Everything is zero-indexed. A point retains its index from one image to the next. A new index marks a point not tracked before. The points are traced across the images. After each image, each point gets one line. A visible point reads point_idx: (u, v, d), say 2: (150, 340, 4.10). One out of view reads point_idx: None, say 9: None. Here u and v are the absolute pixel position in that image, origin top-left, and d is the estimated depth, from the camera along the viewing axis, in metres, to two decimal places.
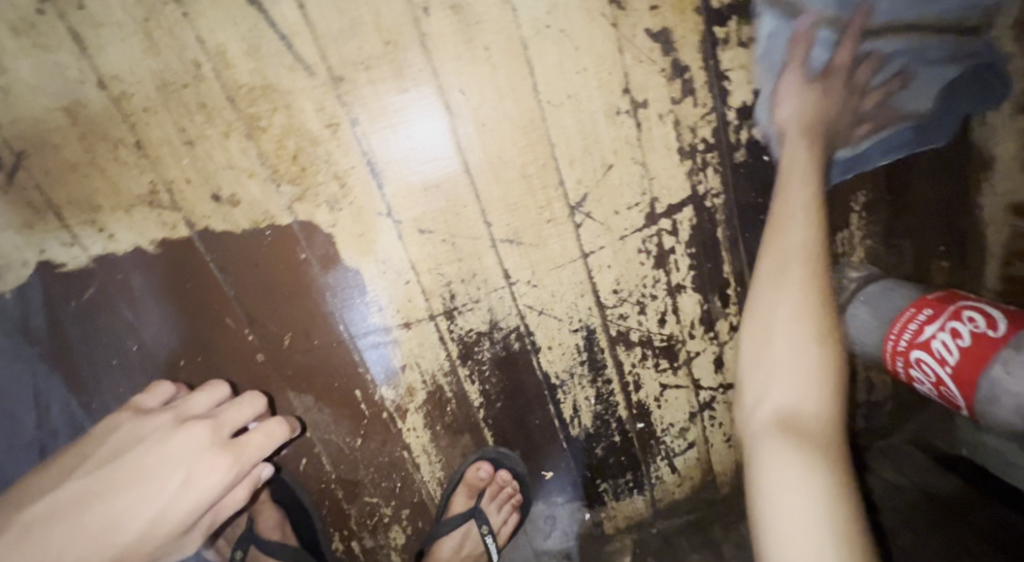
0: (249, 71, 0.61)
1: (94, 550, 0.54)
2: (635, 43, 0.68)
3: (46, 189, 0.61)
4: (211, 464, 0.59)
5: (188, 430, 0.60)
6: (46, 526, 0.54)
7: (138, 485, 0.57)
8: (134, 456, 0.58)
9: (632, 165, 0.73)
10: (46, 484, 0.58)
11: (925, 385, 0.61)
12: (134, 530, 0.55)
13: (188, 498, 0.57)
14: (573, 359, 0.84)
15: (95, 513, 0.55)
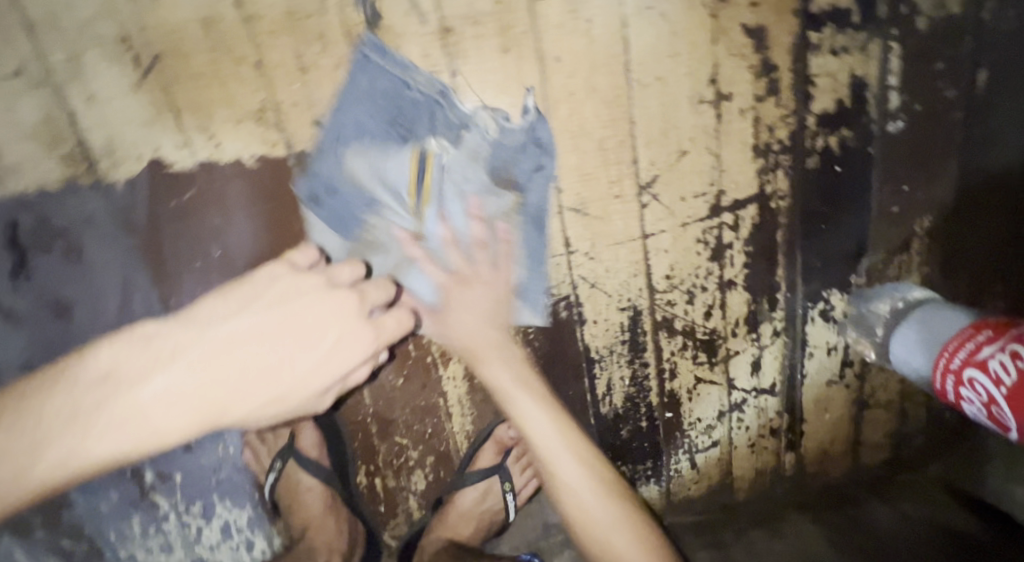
0: (370, 10, 0.65)
1: (267, 381, 0.68)
2: (729, 38, 0.71)
3: (168, 92, 0.66)
4: (359, 335, 0.71)
5: (341, 296, 0.70)
6: (233, 349, 0.67)
7: (303, 338, 0.69)
8: (300, 309, 0.69)
9: (705, 155, 0.75)
10: (228, 307, 0.69)
11: (975, 405, 0.62)
12: (295, 374, 0.69)
13: (338, 359, 0.70)
14: (615, 337, 0.86)
15: (268, 350, 0.68)
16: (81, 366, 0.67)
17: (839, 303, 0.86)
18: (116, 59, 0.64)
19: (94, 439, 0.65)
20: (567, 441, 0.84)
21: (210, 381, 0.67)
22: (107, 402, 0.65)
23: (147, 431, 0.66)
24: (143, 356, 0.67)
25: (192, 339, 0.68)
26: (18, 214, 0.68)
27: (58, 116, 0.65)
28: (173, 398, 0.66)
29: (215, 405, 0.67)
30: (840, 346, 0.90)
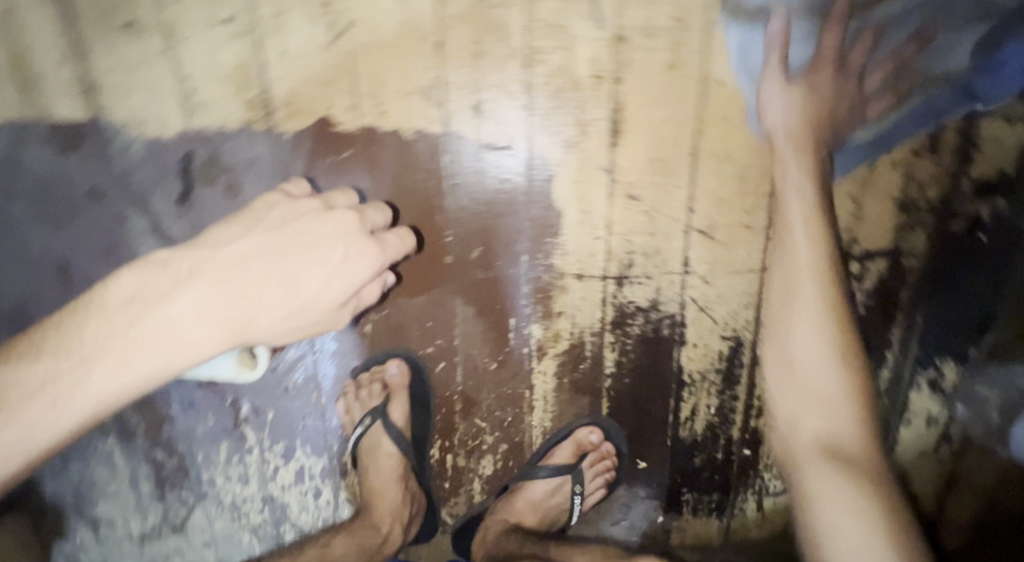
0: (553, 9, 0.68)
1: (283, 299, 0.69)
2: (898, 89, 0.72)
3: (352, 58, 0.71)
4: (364, 252, 0.72)
5: (339, 216, 0.70)
6: (242, 265, 0.68)
7: (309, 256, 0.69)
8: (301, 230, 0.69)
9: (846, 200, 0.76)
10: (235, 227, 0.70)
11: None
12: (309, 290, 0.70)
13: (344, 277, 0.71)
14: (710, 363, 0.86)
15: (279, 268, 0.69)
16: (102, 294, 0.68)
17: (949, 373, 0.83)
18: (314, 22, 0.69)
19: (66, 395, 0.65)
20: (810, 227, 0.76)
21: (218, 307, 0.67)
22: (111, 338, 0.66)
23: (160, 354, 0.67)
24: (160, 279, 0.67)
25: (202, 262, 0.68)
26: (198, 146, 0.75)
27: (252, 64, 0.71)
28: (191, 316, 0.67)
29: (232, 320, 0.68)
30: (941, 419, 0.85)
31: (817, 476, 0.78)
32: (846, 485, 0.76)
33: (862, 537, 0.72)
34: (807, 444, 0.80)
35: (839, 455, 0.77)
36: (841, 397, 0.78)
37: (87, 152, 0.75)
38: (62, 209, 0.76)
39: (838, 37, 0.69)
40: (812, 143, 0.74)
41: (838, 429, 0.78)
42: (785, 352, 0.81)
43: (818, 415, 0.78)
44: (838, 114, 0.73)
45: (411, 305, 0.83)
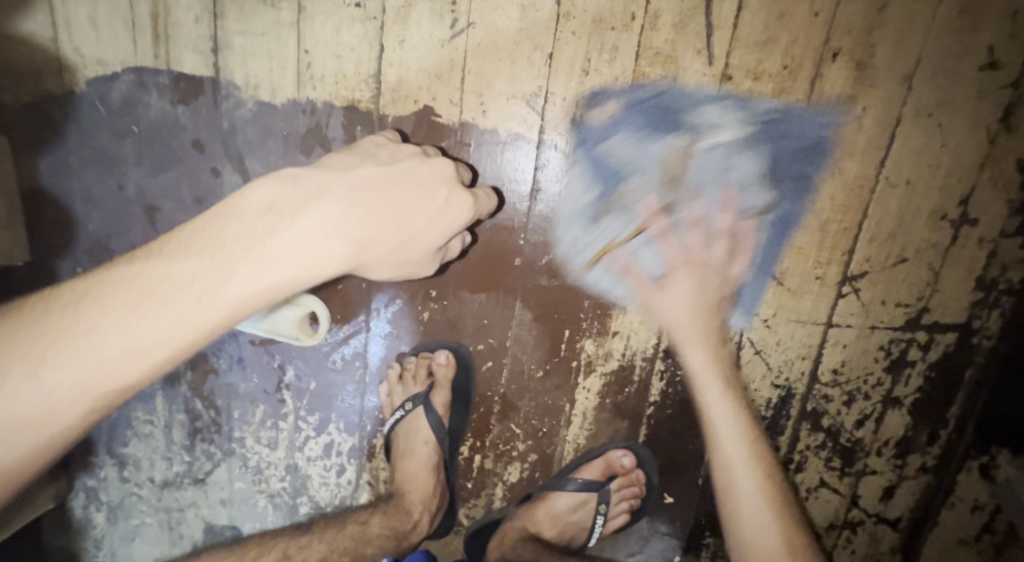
0: (666, 39, 0.71)
1: (390, 231, 0.62)
2: (996, 168, 0.72)
3: (467, 56, 0.74)
4: (458, 196, 0.66)
5: (437, 163, 0.67)
6: (359, 189, 0.61)
7: (419, 193, 0.64)
8: (409, 170, 0.65)
9: (924, 268, 0.76)
10: (347, 163, 0.65)
11: None
12: (421, 226, 0.64)
13: (447, 219, 0.65)
14: (757, 410, 0.85)
15: (394, 200, 0.62)
16: (234, 203, 0.60)
17: (1006, 465, 0.81)
18: (439, 18, 0.73)
19: (195, 297, 0.57)
20: (530, 264, 0.81)
21: (340, 229, 0.59)
22: (248, 253, 0.58)
23: (287, 271, 0.58)
24: (289, 192, 0.60)
25: (326, 180, 0.61)
26: (302, 116, 0.78)
27: (372, 48, 0.75)
28: (321, 234, 0.59)
29: (358, 243, 0.60)
30: (988, 509, 0.84)
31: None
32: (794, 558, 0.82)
33: None
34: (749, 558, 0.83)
35: None
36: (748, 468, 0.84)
37: (199, 106, 0.79)
38: (166, 155, 0.81)
39: (941, 110, 0.71)
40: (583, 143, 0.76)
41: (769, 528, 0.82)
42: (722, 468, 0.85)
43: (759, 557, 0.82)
44: (929, 188, 0.73)
45: (471, 301, 0.83)
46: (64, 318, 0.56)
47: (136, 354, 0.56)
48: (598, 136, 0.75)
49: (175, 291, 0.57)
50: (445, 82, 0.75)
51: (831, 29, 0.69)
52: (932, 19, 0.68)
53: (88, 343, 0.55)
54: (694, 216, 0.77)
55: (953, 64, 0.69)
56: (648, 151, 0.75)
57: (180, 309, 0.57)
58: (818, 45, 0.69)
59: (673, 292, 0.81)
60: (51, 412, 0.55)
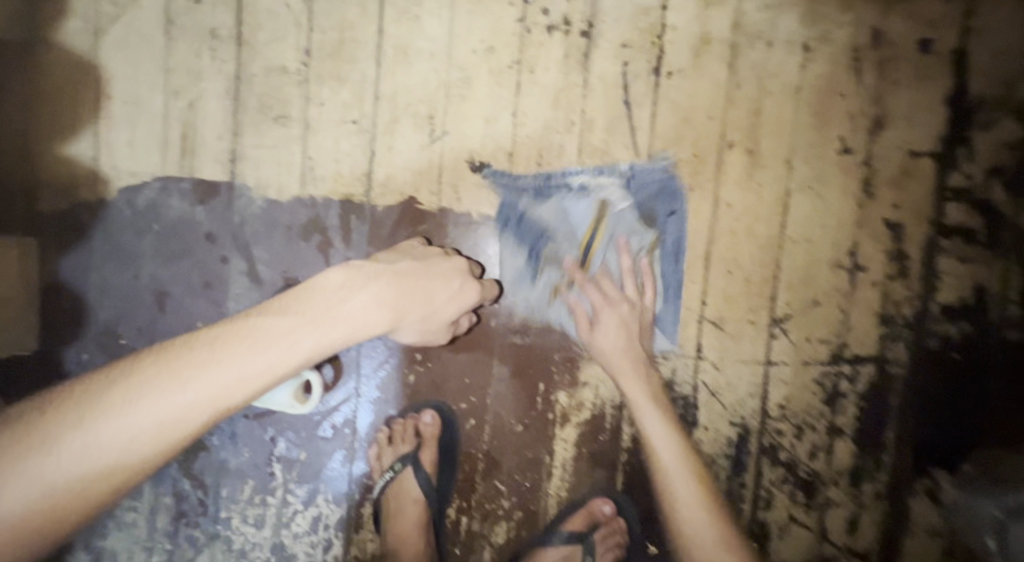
0: (600, 138, 0.90)
1: (427, 315, 0.81)
2: (872, 224, 0.90)
3: (443, 157, 0.91)
4: (467, 288, 0.83)
5: (453, 259, 0.84)
6: (400, 277, 0.79)
7: (440, 279, 0.81)
8: (432, 263, 0.83)
9: (836, 308, 0.90)
10: (389, 257, 0.83)
11: None
12: (444, 305, 0.81)
13: (459, 299, 0.83)
14: (721, 449, 0.93)
15: (423, 285, 0.80)
16: (315, 282, 0.76)
17: (946, 485, 0.91)
18: (419, 129, 0.91)
19: (277, 349, 0.70)
20: (508, 325, 0.93)
21: (387, 305, 0.76)
22: (332, 313, 0.73)
23: (347, 330, 0.74)
24: (353, 274, 0.77)
25: (379, 270, 0.78)
26: (304, 210, 0.92)
27: (365, 153, 0.91)
28: (373, 303, 0.75)
29: (398, 308, 0.77)
30: (942, 532, 0.91)
31: None
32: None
33: None
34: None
35: None
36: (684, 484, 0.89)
37: (214, 206, 0.92)
38: (180, 248, 0.93)
39: (820, 181, 0.89)
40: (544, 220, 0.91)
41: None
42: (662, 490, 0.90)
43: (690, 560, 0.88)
44: (825, 242, 0.90)
45: (454, 362, 0.93)
46: (167, 362, 0.68)
47: (248, 384, 0.69)
48: (519, 221, 0.91)
49: (271, 340, 0.71)
50: (424, 177, 0.91)
51: (725, 125, 0.89)
52: (799, 115, 0.88)
53: (183, 374, 0.67)
54: (626, 264, 0.91)
55: (822, 147, 0.89)
56: (562, 223, 0.91)
57: (264, 352, 0.70)
58: (717, 137, 0.89)
59: (607, 328, 0.90)
60: (159, 435, 0.66)
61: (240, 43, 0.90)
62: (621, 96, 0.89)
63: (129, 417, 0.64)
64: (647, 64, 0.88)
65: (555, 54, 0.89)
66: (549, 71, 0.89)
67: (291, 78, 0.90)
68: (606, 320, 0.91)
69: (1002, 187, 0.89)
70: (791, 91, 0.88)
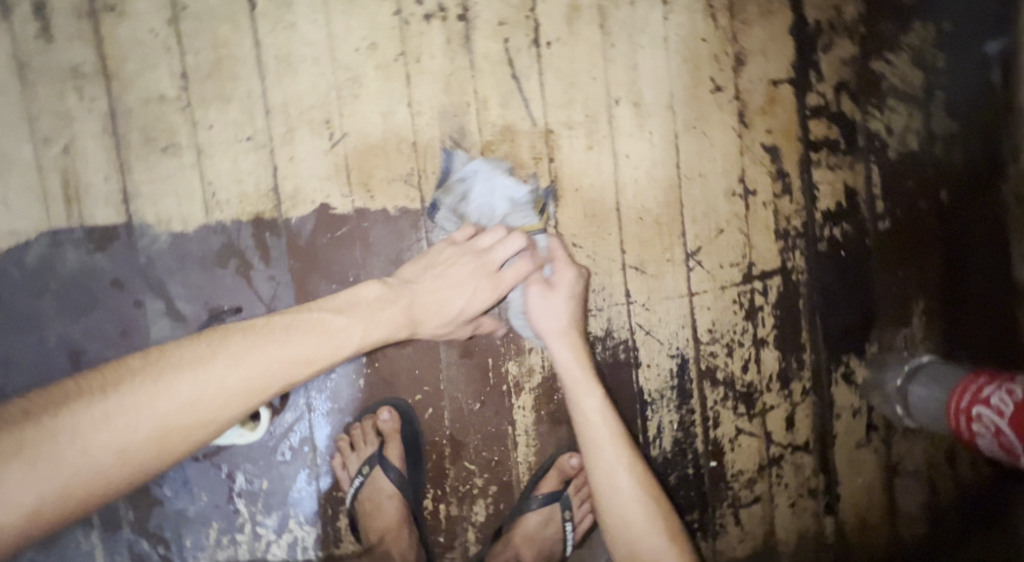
0: (496, 115, 0.93)
1: (434, 315, 0.83)
2: (753, 151, 0.99)
3: (348, 159, 0.91)
4: (483, 290, 0.84)
5: (467, 261, 0.84)
6: (416, 288, 0.82)
7: (455, 287, 0.83)
8: (451, 268, 0.84)
9: (738, 232, 0.99)
10: (407, 271, 0.84)
11: (987, 436, 0.82)
12: (456, 312, 0.84)
13: (472, 305, 0.84)
14: (665, 382, 0.99)
15: (441, 296, 0.83)
16: (353, 291, 0.79)
17: (857, 367, 1.03)
18: (317, 134, 0.90)
19: (332, 341, 0.74)
20: None
21: (412, 317, 0.81)
22: (377, 315, 0.78)
23: (383, 332, 0.78)
24: (383, 286, 0.81)
25: (410, 283, 0.82)
26: (215, 236, 0.90)
27: (266, 168, 0.90)
28: (404, 309, 0.80)
29: (417, 317, 0.82)
30: (863, 410, 1.03)
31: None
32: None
33: None
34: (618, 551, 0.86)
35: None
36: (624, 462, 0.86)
37: (115, 249, 0.88)
38: (86, 300, 0.87)
39: (701, 120, 0.97)
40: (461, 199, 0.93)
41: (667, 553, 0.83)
42: (600, 469, 0.86)
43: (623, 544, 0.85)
44: (715, 174, 0.98)
45: (400, 356, 0.94)
46: (270, 336, 0.71)
47: (309, 364, 0.72)
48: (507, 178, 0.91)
49: (328, 331, 0.74)
50: (333, 181, 0.91)
51: (608, 83, 0.95)
52: (670, 63, 0.96)
53: (265, 352, 0.69)
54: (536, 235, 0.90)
55: (696, 89, 0.97)
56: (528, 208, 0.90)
57: (324, 341, 0.73)
58: (603, 95, 0.95)
59: (563, 286, 0.88)
60: (232, 401, 0.66)
61: (108, 77, 0.86)
62: (508, 71, 0.93)
63: (204, 373, 0.65)
64: (525, 37, 0.93)
65: (437, 40, 0.91)
66: (435, 58, 0.91)
67: (172, 104, 0.87)
68: (578, 289, 0.90)
69: (849, 100, 1.01)
70: (660, 43, 0.95)
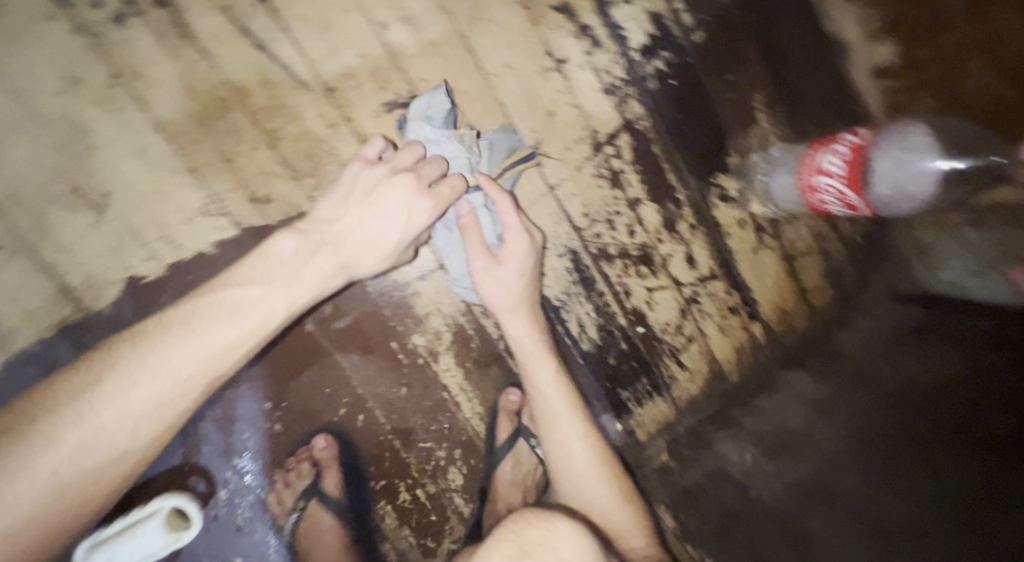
0: (263, 96, 0.80)
1: (371, 251, 0.73)
2: (545, 17, 0.91)
3: (129, 218, 0.79)
4: (420, 206, 0.74)
5: (400, 179, 0.73)
6: (349, 232, 0.72)
7: (385, 215, 0.73)
8: (383, 195, 0.73)
9: (568, 107, 0.94)
10: (332, 208, 0.73)
11: (833, 201, 0.88)
12: (393, 241, 0.74)
13: (411, 223, 0.73)
14: (567, 280, 0.99)
15: (375, 226, 0.73)
16: (266, 249, 0.69)
17: (727, 183, 1.04)
18: (75, 209, 0.77)
19: (248, 321, 0.64)
20: (326, 321, 0.87)
21: (343, 266, 0.72)
22: (298, 277, 0.68)
23: (312, 293, 0.69)
24: (306, 239, 0.70)
25: (335, 233, 0.72)
26: (30, 364, 0.77)
27: (40, 272, 0.77)
28: (331, 261, 0.71)
29: (346, 266, 0.71)
30: (747, 218, 1.06)
31: (561, 457, 0.89)
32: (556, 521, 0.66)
33: (621, 473, 0.91)
34: (547, 446, 0.91)
35: (566, 453, 0.89)
36: (545, 361, 0.89)
37: None
38: None
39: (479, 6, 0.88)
40: (279, 204, 0.83)
41: (611, 514, 0.86)
42: (527, 374, 0.89)
43: (552, 439, 0.90)
44: (518, 59, 0.91)
45: (301, 385, 0.88)
46: (174, 339, 0.61)
47: (232, 353, 0.63)
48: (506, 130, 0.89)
49: (244, 309, 0.64)
50: (126, 249, 0.79)
51: (365, 9, 0.83)
52: None
53: (171, 360, 0.60)
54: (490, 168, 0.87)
55: None
56: (497, 159, 0.88)
57: (243, 320, 0.64)
58: (366, 25, 0.83)
59: (512, 260, 0.83)
60: (151, 420, 0.59)
61: None
62: (247, 41, 0.79)
63: (123, 385, 0.58)
64: None
65: (147, 43, 0.76)
66: (158, 66, 0.77)
67: None
68: (528, 264, 0.85)
69: None
70: None
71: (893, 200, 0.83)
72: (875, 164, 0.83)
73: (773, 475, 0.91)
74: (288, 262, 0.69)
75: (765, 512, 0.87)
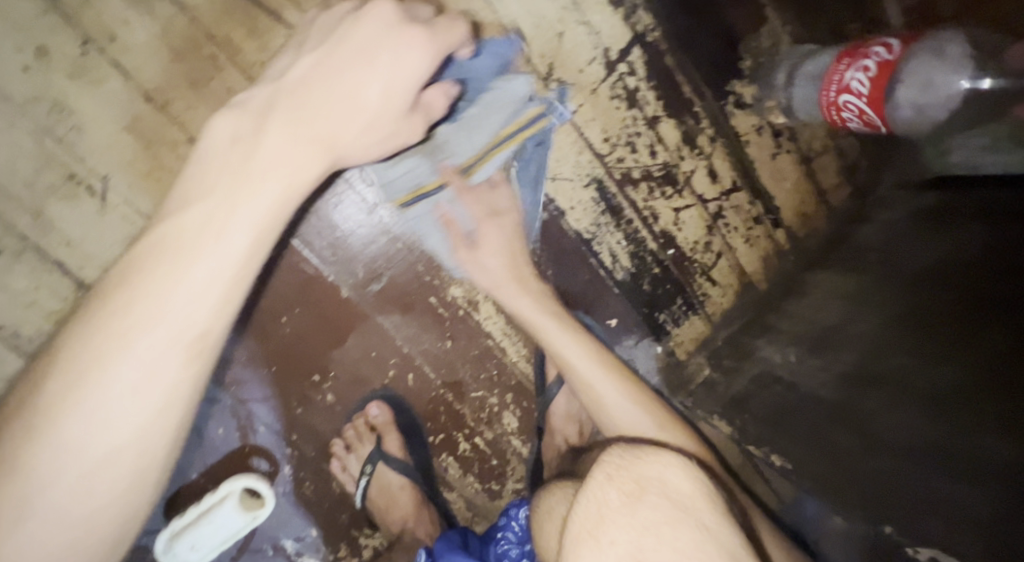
0: (256, 49, 0.73)
1: (354, 116, 0.54)
2: None
3: (134, 201, 0.72)
4: (402, 44, 0.53)
5: (368, 19, 0.54)
6: (302, 91, 0.54)
7: (354, 63, 0.54)
8: (346, 37, 0.54)
9: (575, 26, 0.88)
10: (286, 66, 0.56)
11: (852, 119, 0.90)
12: (377, 96, 0.54)
13: (398, 75, 0.53)
14: (595, 211, 0.96)
15: (343, 81, 0.54)
16: (204, 145, 0.54)
17: (743, 89, 1.01)
18: (73, 198, 0.70)
19: (210, 253, 0.50)
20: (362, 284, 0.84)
21: (310, 135, 0.53)
22: (246, 176, 0.52)
23: (278, 185, 0.52)
24: (247, 118, 0.54)
25: (286, 100, 0.54)
26: None
27: (49, 270, 0.71)
28: (294, 143, 0.53)
29: (324, 140, 0.54)
30: (764, 124, 1.04)
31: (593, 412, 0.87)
32: (655, 455, 0.66)
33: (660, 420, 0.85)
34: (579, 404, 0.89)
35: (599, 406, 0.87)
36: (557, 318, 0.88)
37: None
38: None
39: None
40: None
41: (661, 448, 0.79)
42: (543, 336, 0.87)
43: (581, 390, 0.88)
44: None
45: (345, 352, 0.85)
46: (119, 299, 0.49)
47: (197, 302, 0.49)
48: (561, 89, 0.89)
49: (196, 243, 0.50)
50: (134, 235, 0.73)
51: None
52: None
53: (130, 321, 0.48)
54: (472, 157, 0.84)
55: None
56: (502, 120, 0.84)
57: (209, 255, 0.50)
58: None
59: (489, 246, 0.88)
60: (137, 401, 0.49)
61: None
62: None
63: (94, 367, 0.48)
64: None
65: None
66: (133, 26, 0.68)
67: None
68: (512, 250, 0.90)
69: None
70: None
71: (914, 121, 0.84)
72: (899, 86, 0.83)
73: (820, 368, 0.86)
74: (236, 152, 0.53)
75: (813, 400, 0.85)
